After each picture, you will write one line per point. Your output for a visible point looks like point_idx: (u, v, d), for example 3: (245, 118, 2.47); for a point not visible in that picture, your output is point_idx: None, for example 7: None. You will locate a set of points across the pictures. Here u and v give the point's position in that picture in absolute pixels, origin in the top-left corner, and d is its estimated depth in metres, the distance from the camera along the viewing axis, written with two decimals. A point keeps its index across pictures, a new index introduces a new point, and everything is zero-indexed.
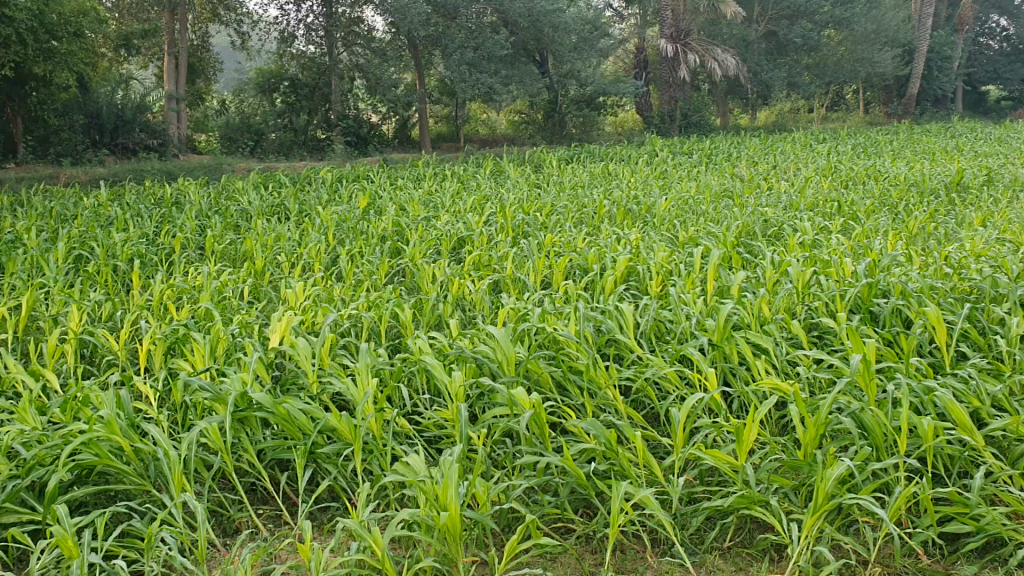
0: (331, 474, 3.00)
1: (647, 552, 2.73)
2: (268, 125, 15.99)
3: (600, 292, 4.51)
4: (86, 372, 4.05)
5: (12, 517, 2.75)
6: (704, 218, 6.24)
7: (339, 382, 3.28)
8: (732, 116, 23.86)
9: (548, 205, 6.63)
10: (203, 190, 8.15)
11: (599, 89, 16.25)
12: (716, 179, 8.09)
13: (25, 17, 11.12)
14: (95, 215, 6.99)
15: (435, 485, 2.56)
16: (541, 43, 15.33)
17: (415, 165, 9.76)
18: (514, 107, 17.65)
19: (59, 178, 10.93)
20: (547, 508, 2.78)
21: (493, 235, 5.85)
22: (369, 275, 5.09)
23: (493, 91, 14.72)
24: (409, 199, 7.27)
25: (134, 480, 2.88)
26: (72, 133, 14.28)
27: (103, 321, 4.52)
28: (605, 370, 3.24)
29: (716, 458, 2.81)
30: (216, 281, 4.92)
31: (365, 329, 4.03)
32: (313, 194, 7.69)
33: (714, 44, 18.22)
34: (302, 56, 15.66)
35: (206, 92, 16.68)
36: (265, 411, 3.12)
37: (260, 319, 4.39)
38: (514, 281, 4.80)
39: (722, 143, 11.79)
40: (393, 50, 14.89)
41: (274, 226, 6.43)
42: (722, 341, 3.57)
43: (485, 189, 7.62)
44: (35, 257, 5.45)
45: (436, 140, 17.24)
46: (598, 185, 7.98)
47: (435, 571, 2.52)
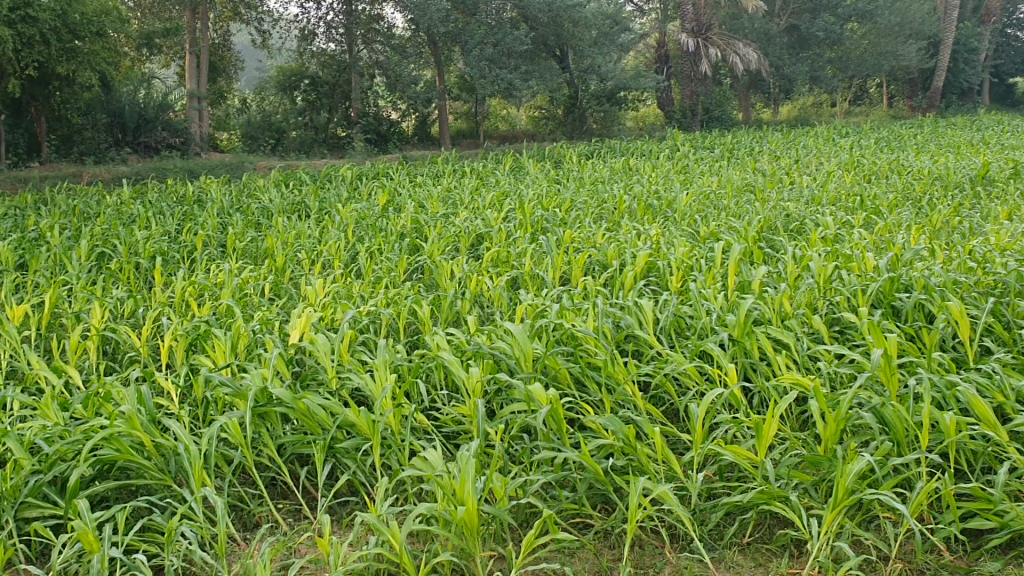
0: (349, 469, 3.01)
1: (666, 547, 2.72)
2: (289, 122, 16.08)
3: (620, 287, 4.49)
4: (109, 368, 4.09)
5: (34, 513, 2.79)
6: (725, 214, 6.21)
7: (358, 378, 3.29)
8: (755, 111, 23.69)
9: (567, 201, 6.61)
10: (224, 187, 8.20)
11: (620, 84, 16.13)
12: (737, 174, 8.03)
13: (48, 18, 11.36)
14: (118, 213, 7.05)
15: (453, 480, 2.56)
16: (561, 39, 15.39)
17: (435, 162, 9.77)
18: (535, 103, 17.58)
19: (83, 177, 11.03)
20: (565, 504, 2.77)
21: (513, 230, 5.84)
22: (388, 272, 5.10)
23: (513, 87, 14.69)
24: (428, 196, 7.29)
25: (155, 475, 2.90)
26: (95, 133, 14.53)
27: (125, 318, 4.56)
28: (623, 366, 3.23)
29: (735, 454, 2.79)
30: (238, 278, 4.95)
31: (384, 325, 4.04)
32: (333, 191, 7.71)
33: (736, 39, 18.09)
34: (323, 54, 15.85)
35: (228, 91, 16.69)
36: (285, 406, 3.13)
37: (280, 316, 4.41)
38: (533, 277, 4.79)
39: (744, 138, 11.71)
40: (413, 47, 15.18)
41: (294, 224, 6.46)
42: (742, 337, 3.55)
43: (505, 186, 7.61)
44: (59, 255, 5.51)
45: (456, 136, 17.24)
46: (618, 180, 7.95)
47: (452, 566, 2.52)
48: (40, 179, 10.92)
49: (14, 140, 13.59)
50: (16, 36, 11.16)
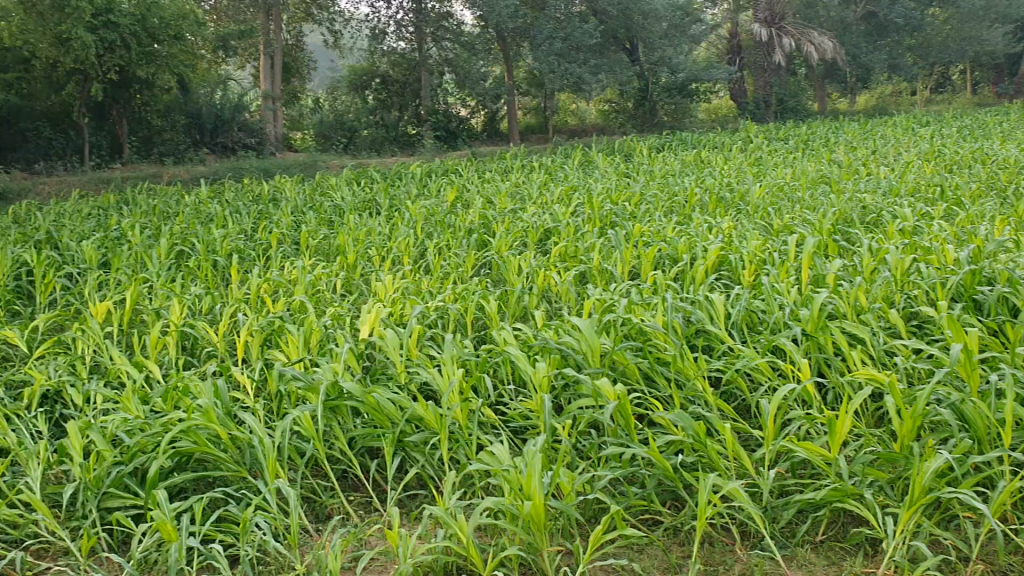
0: (419, 463, 3.04)
1: (736, 545, 2.69)
2: (361, 122, 16.35)
3: (690, 282, 4.44)
4: (188, 362, 4.21)
5: (116, 502, 2.89)
6: (799, 206, 6.08)
7: (427, 372, 3.32)
8: (831, 100, 23.11)
9: (637, 194, 6.56)
10: (297, 186, 8.35)
11: (691, 76, 15.86)
12: (812, 165, 7.86)
13: (129, 22, 11.83)
14: (195, 212, 7.24)
15: (519, 475, 2.56)
16: (631, 31, 15.28)
17: (504, 157, 9.79)
18: (604, 96, 17.46)
19: (163, 177, 11.35)
20: (634, 499, 2.76)
21: (581, 225, 5.81)
22: (456, 268, 5.13)
23: (582, 81, 14.61)
24: (497, 191, 7.31)
25: (231, 467, 2.98)
26: (174, 133, 14.93)
27: (203, 314, 4.68)
28: (693, 361, 3.20)
29: (807, 450, 2.74)
30: (310, 275, 5.04)
31: (453, 320, 4.07)
32: (403, 188, 7.79)
33: (810, 27, 17.69)
34: (392, 53, 15.92)
35: (301, 91, 17.07)
36: (355, 400, 3.18)
37: (351, 311, 4.48)
38: (601, 272, 4.77)
39: (819, 129, 11.45)
40: (482, 43, 15.09)
41: (365, 221, 6.55)
42: (815, 332, 3.48)
43: (574, 180, 7.58)
44: (140, 253, 5.69)
45: (525, 132, 17.24)
46: (689, 173, 7.85)
47: (520, 560, 2.53)
48: (123, 180, 11.30)
49: (97, 143, 14.16)
50: (98, 41, 11.71)
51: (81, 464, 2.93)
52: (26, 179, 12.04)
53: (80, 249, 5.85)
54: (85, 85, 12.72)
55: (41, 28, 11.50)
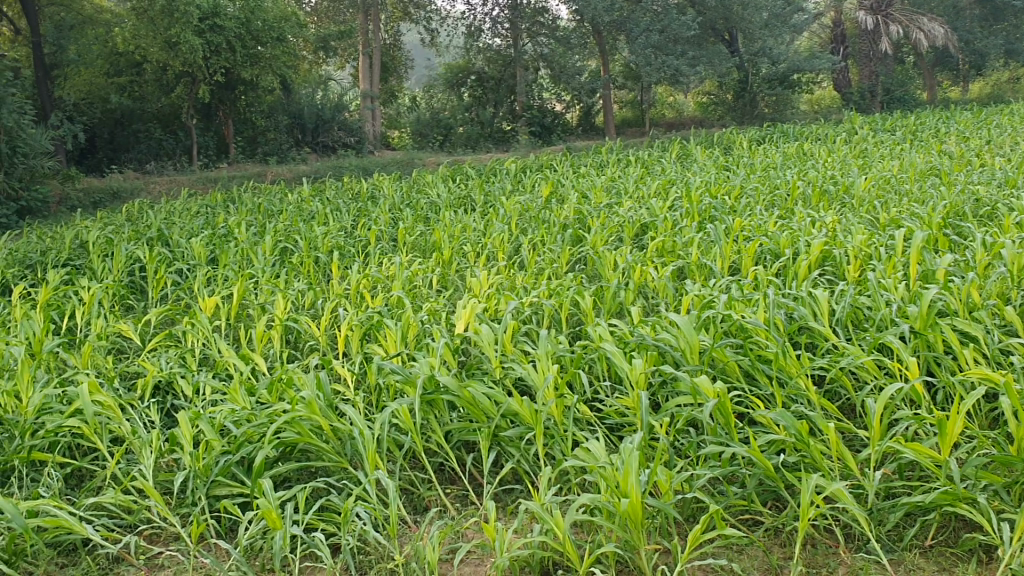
0: (515, 458, 3.05)
1: (840, 547, 2.61)
2: (457, 119, 16.57)
3: (793, 277, 4.34)
4: (291, 356, 4.33)
5: (224, 490, 2.99)
6: (908, 199, 5.87)
7: (522, 367, 3.33)
8: (941, 89, 22.19)
9: (737, 188, 6.45)
10: (395, 184, 8.48)
11: (793, 66, 15.40)
12: (920, 157, 7.58)
13: (234, 26, 12.20)
14: (298, 209, 7.43)
15: (616, 472, 2.54)
16: (730, 22, 15.05)
17: (599, 152, 9.74)
18: (702, 89, 17.20)
19: (267, 176, 11.69)
20: (733, 499, 2.71)
21: (679, 220, 5.73)
22: (551, 263, 5.13)
23: (679, 73, 14.38)
24: (592, 186, 7.29)
25: (332, 457, 3.05)
26: (277, 133, 15.34)
27: (305, 308, 4.80)
28: (795, 359, 3.13)
29: (916, 452, 2.64)
30: (408, 271, 5.11)
31: (547, 315, 4.07)
32: (498, 184, 7.83)
33: (920, 14, 17.02)
34: (488, 49, 15.90)
35: (398, 90, 17.46)
36: (452, 394, 3.21)
37: (447, 306, 4.53)
38: (700, 267, 4.70)
39: (929, 119, 11.02)
40: (578, 37, 14.96)
41: (461, 217, 6.61)
42: (925, 329, 3.35)
43: (671, 174, 7.49)
44: (245, 250, 5.88)
45: (621, 126, 17.10)
46: (790, 166, 7.66)
47: (617, 556, 2.51)
48: (229, 179, 11.67)
49: (205, 144, 14.65)
50: (205, 44, 12.09)
51: (191, 452, 3.05)
52: (139, 180, 12.56)
53: (189, 246, 6.07)
54: (192, 87, 13.16)
55: (152, 33, 11.97)
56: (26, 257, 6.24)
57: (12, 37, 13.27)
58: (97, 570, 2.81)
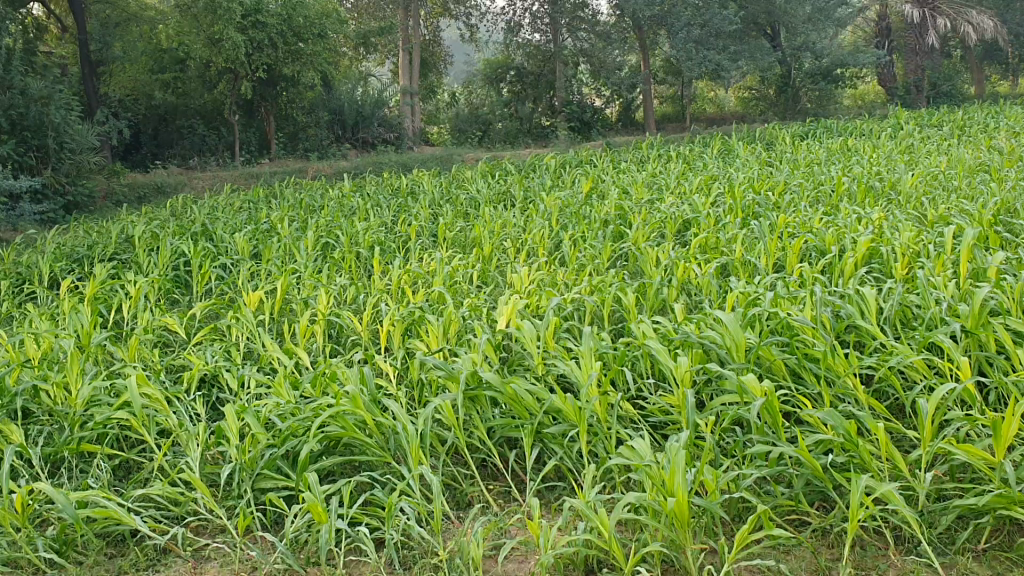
0: (558, 455, 3.04)
1: (890, 550, 2.56)
2: (495, 114, 16.54)
3: (839, 275, 4.28)
4: (334, 350, 4.35)
5: (269, 483, 3.02)
6: (956, 195, 5.76)
7: (565, 364, 3.32)
8: (990, 84, 21.72)
9: (780, 184, 6.38)
10: (435, 180, 8.49)
11: (837, 61, 15.18)
12: (969, 153, 7.43)
13: (276, 23, 12.32)
14: (339, 205, 7.47)
15: (662, 470, 2.52)
16: (773, 17, 14.99)
17: (639, 147, 9.68)
18: (744, 84, 17.05)
19: (308, 172, 11.79)
20: (780, 499, 2.67)
21: (721, 216, 5.68)
22: (592, 260, 5.10)
23: (721, 68, 14.28)
24: (633, 181, 7.26)
25: (376, 452, 3.06)
26: (318, 129, 15.34)
27: (348, 303, 4.83)
28: (843, 358, 3.08)
29: (968, 454, 2.59)
30: (449, 266, 5.11)
31: (590, 312, 4.05)
32: (538, 180, 7.82)
33: (968, 6, 16.70)
34: (528, 45, 15.92)
35: (438, 85, 17.59)
36: (494, 390, 3.20)
37: (488, 302, 4.53)
38: (743, 264, 4.66)
39: (977, 114, 10.81)
40: (618, 32, 14.96)
41: (501, 213, 6.60)
42: (977, 328, 3.28)
43: (712, 170, 7.43)
44: (288, 245, 5.93)
45: (661, 121, 16.98)
46: (835, 162, 7.55)
47: (662, 555, 2.49)
48: (271, 175, 11.76)
49: (247, 139, 14.76)
50: (248, 41, 12.27)
51: (237, 445, 3.07)
52: (182, 175, 12.72)
53: (233, 240, 6.14)
54: (234, 84, 13.31)
55: (197, 30, 12.14)
56: (74, 251, 6.35)
57: (60, 35, 13.52)
58: (145, 560, 2.84)
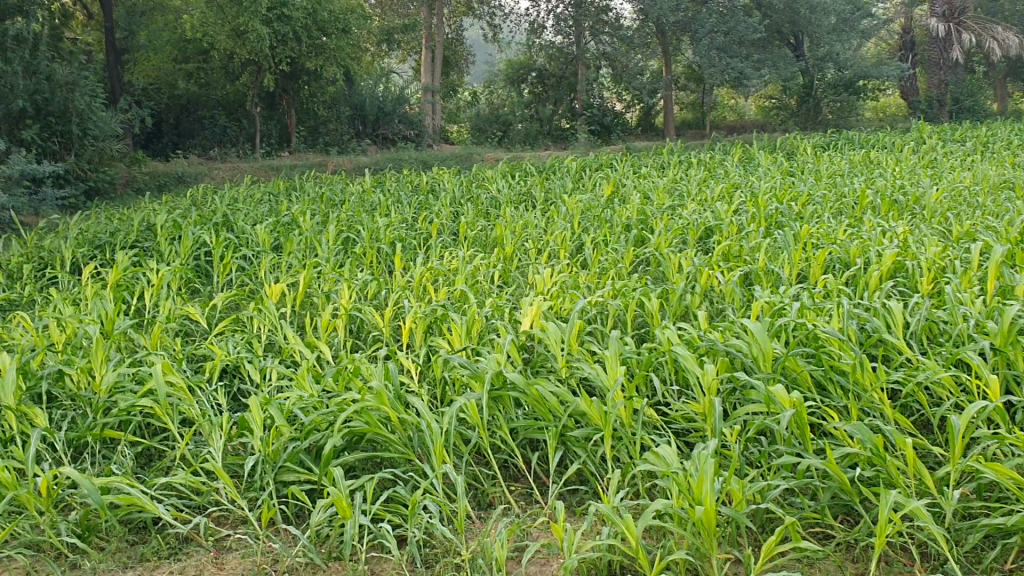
0: (580, 459, 3.03)
1: (916, 566, 2.55)
2: (516, 115, 16.47)
3: (863, 287, 4.25)
4: (355, 345, 4.35)
5: (292, 475, 3.02)
6: (981, 212, 5.73)
7: (589, 367, 3.31)
8: (1012, 100, 21.57)
9: (803, 194, 6.35)
10: (455, 178, 8.50)
11: (860, 73, 15.16)
12: (993, 169, 7.39)
13: (301, 16, 12.35)
14: (360, 200, 7.48)
15: (689, 478, 2.52)
16: (797, 26, 14.93)
17: (660, 153, 9.67)
18: (765, 93, 17.01)
19: (327, 166, 11.81)
20: (806, 511, 2.66)
21: (744, 224, 5.67)
22: (614, 264, 5.09)
23: (744, 76, 14.25)
24: (654, 186, 7.24)
25: (399, 449, 3.06)
26: (338, 124, 15.43)
27: (369, 299, 4.84)
28: (871, 372, 3.06)
29: (997, 473, 2.56)
30: (470, 266, 5.11)
31: (613, 316, 4.04)
32: (559, 182, 7.82)
33: (993, 22, 16.62)
34: (550, 46, 15.80)
35: (459, 84, 17.60)
36: (518, 391, 3.20)
37: (511, 303, 4.52)
38: (766, 273, 4.64)
39: (1001, 130, 10.76)
40: (640, 37, 14.97)
41: (522, 214, 6.59)
42: (1005, 346, 3.25)
43: (734, 178, 7.41)
44: (309, 239, 5.94)
45: (680, 127, 16.96)
46: (857, 174, 7.52)
47: (688, 564, 2.47)
48: (291, 168, 11.78)
49: (268, 131, 14.90)
50: (273, 34, 12.29)
51: (261, 437, 3.08)
52: (202, 165, 12.77)
53: (254, 232, 6.15)
54: (257, 76, 13.32)
55: (220, 21, 12.07)
56: (97, 237, 6.38)
57: (86, 21, 13.60)
58: (167, 548, 2.86)
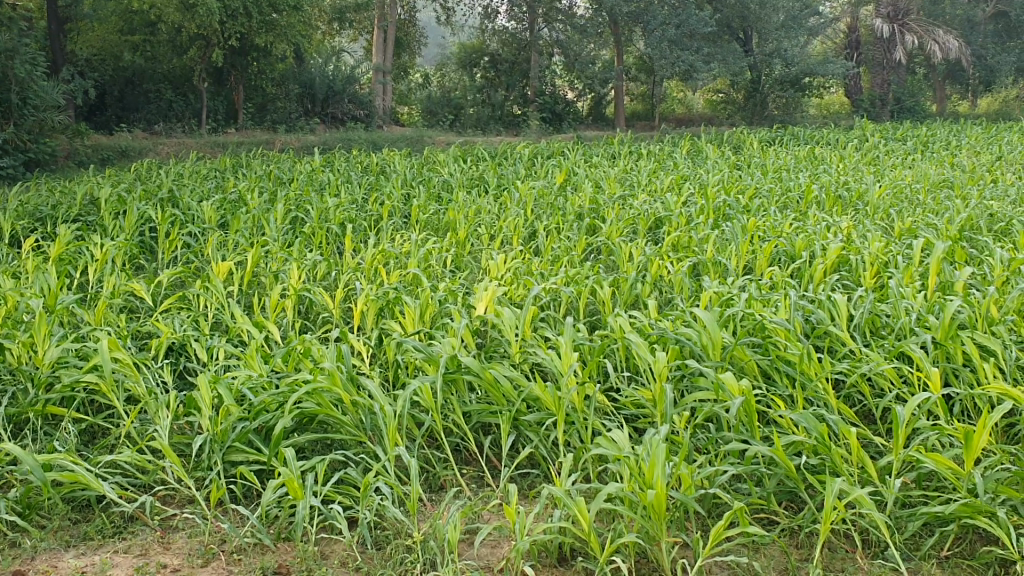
0: (532, 443, 3.05)
1: (857, 552, 2.62)
2: (467, 100, 16.36)
3: (809, 280, 4.34)
4: (305, 326, 4.32)
5: (241, 456, 3.00)
6: (922, 209, 5.87)
7: (542, 353, 3.33)
8: (950, 102, 22.08)
9: (751, 187, 6.45)
10: (406, 160, 8.45)
11: (806, 70, 15.36)
12: (933, 168, 7.58)
13: None
14: (309, 180, 7.40)
15: (641, 463, 2.55)
16: (746, 22, 15.20)
17: (611, 143, 9.73)
18: (713, 86, 17.17)
19: (275, 144, 11.64)
20: (753, 497, 2.72)
21: (694, 215, 5.74)
22: (566, 251, 5.12)
23: (693, 69, 14.39)
24: (605, 176, 7.29)
25: (351, 431, 3.05)
26: (287, 102, 15.24)
27: (319, 280, 4.80)
28: (817, 363, 3.13)
29: (937, 462, 2.64)
30: (422, 249, 5.08)
31: (565, 303, 4.07)
32: (511, 168, 7.82)
33: (935, 25, 17.00)
34: (502, 31, 16.07)
35: (410, 67, 17.45)
36: (472, 374, 3.21)
37: (463, 287, 4.51)
38: (715, 264, 4.70)
39: (941, 131, 11.02)
40: (593, 27, 14.93)
41: (474, 199, 6.58)
42: (945, 340, 3.35)
43: (684, 169, 7.49)
44: (258, 217, 5.86)
45: (630, 118, 17.05)
46: (803, 169, 7.65)
47: (638, 548, 2.51)
48: (237, 145, 11.58)
49: (214, 108, 14.54)
50: (224, 11, 12.12)
51: (209, 417, 3.04)
52: (146, 139, 12.53)
53: (201, 209, 6.05)
54: (206, 51, 13.12)
55: None
56: (37, 210, 6.22)
57: None
58: (111, 527, 2.82)
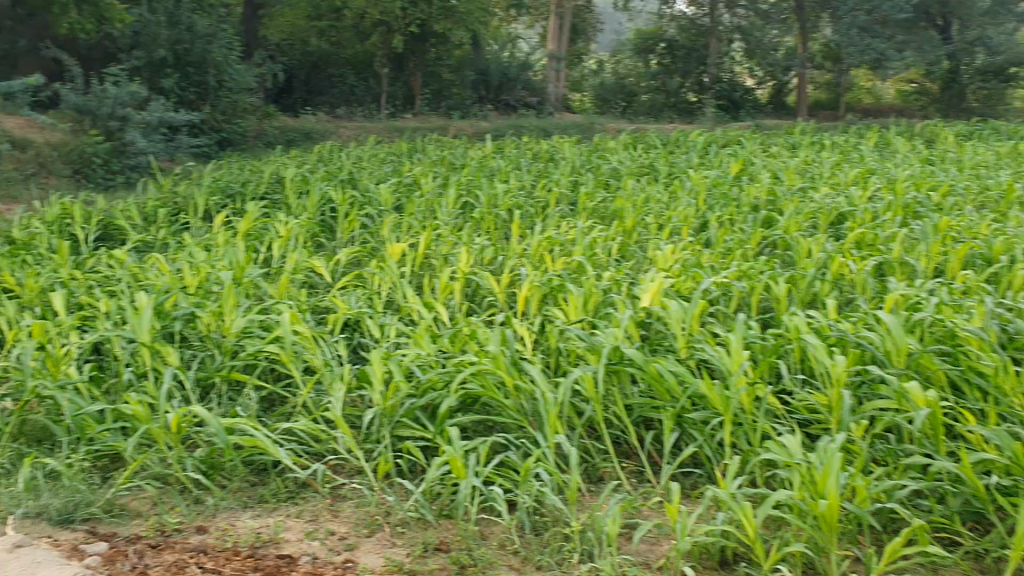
0: (697, 441, 2.98)
1: None
2: (641, 86, 16.45)
3: (1007, 287, 4.02)
4: (470, 309, 4.39)
5: (407, 431, 3.09)
6: None
7: (710, 349, 3.24)
8: None
9: (945, 184, 6.05)
10: (577, 147, 8.44)
11: (1013, 59, 14.29)
12: None
13: None
14: (481, 165, 7.53)
15: (813, 471, 2.44)
16: (948, 7, 13.94)
17: (791, 133, 9.38)
18: (906, 76, 16.20)
19: (450, 129, 11.91)
20: (934, 515, 2.55)
21: (880, 212, 5.43)
22: (739, 245, 4.96)
23: (885, 57, 13.55)
24: (784, 167, 7.02)
25: (514, 415, 3.08)
26: (462, 88, 15.49)
27: (486, 264, 4.87)
28: (1013, 376, 2.89)
29: None
30: (589, 237, 5.06)
31: (736, 299, 3.95)
32: (684, 157, 7.68)
33: None
34: (682, 17, 15.83)
35: (585, 52, 17.39)
36: (637, 367, 3.17)
37: (629, 277, 4.46)
38: (901, 264, 4.43)
39: None
40: (778, 14, 14.93)
41: (644, 187, 6.50)
42: None
43: (869, 163, 7.13)
44: (430, 201, 6.01)
45: (813, 108, 16.37)
46: (1004, 166, 7.10)
47: (806, 558, 2.41)
48: (414, 130, 11.94)
49: (393, 93, 15.06)
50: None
51: (379, 391, 3.15)
52: (329, 122, 13.05)
53: (378, 190, 6.24)
54: (387, 37, 13.43)
55: None
56: (229, 186, 6.64)
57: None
58: (285, 491, 3.04)
